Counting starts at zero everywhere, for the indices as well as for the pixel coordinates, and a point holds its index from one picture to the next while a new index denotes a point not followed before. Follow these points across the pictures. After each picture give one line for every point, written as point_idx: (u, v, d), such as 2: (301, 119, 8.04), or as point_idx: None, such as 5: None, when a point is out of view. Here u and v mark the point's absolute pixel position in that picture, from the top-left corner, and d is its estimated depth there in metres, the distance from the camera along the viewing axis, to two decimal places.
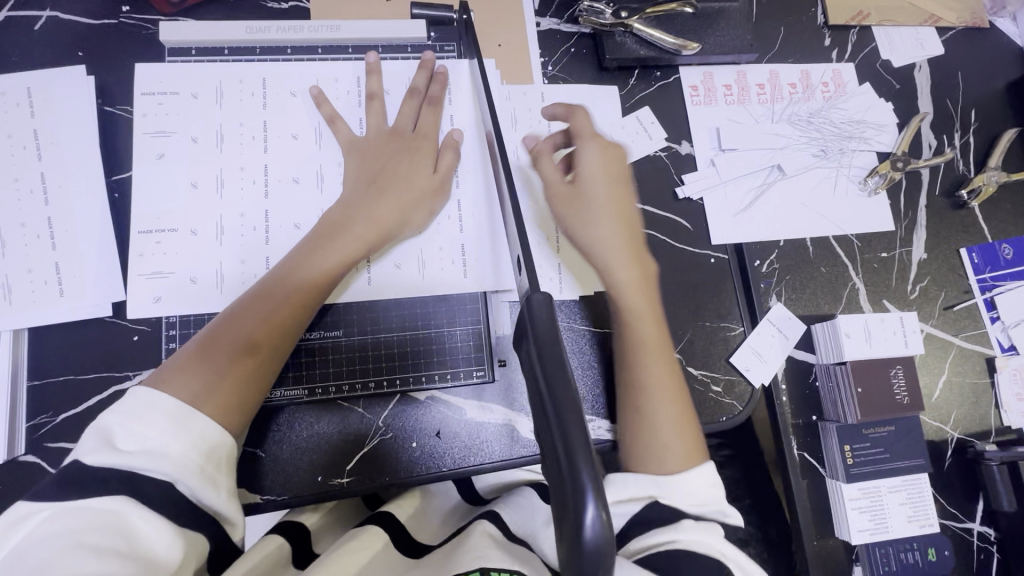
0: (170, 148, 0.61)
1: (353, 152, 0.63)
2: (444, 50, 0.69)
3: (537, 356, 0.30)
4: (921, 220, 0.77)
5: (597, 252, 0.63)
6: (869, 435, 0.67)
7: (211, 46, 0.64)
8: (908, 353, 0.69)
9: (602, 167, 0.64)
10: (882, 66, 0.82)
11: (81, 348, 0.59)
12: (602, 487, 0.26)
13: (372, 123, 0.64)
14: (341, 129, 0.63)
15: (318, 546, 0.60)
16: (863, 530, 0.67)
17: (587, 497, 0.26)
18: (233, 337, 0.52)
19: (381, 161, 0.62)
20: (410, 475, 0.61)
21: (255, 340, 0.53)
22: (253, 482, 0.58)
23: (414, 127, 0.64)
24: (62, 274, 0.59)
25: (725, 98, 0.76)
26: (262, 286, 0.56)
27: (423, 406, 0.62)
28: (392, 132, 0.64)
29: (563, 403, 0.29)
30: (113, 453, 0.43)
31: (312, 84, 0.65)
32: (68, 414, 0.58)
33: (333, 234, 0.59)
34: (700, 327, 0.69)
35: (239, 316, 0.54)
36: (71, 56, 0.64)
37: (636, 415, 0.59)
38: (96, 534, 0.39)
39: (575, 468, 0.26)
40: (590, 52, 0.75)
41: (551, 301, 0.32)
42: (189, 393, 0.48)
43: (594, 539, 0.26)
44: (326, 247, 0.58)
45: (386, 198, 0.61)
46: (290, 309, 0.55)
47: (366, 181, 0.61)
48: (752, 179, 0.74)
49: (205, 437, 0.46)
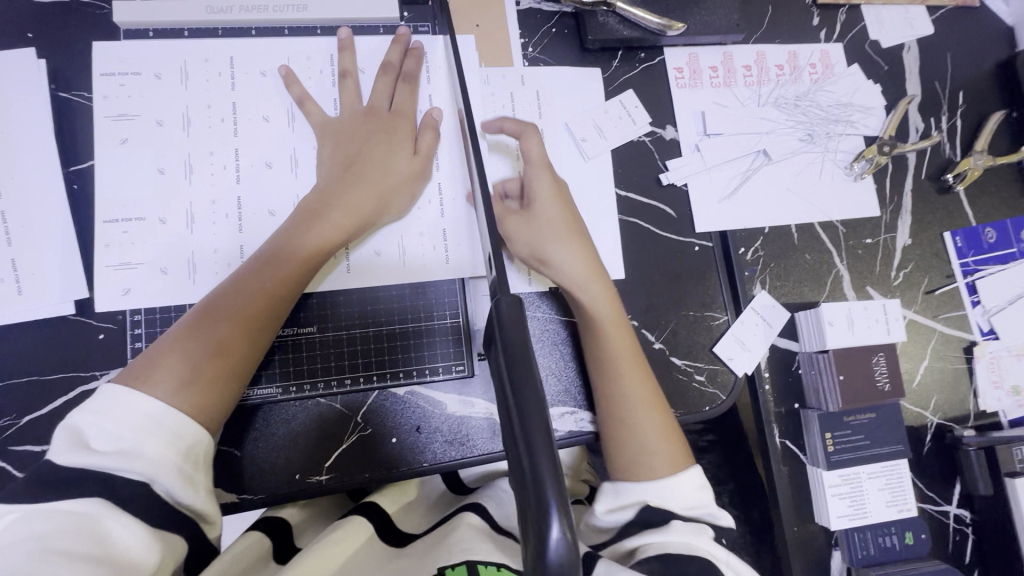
0: (134, 132, 0.58)
1: (328, 134, 0.60)
2: (419, 30, 0.66)
3: (506, 361, 0.29)
4: (907, 205, 0.76)
5: (569, 277, 0.60)
6: (850, 423, 0.68)
7: (171, 27, 0.60)
8: (890, 340, 0.69)
9: (555, 189, 0.62)
10: (871, 46, 0.80)
11: (42, 348, 0.57)
12: (566, 501, 0.25)
13: (347, 103, 0.61)
14: (313, 111, 0.60)
15: (299, 541, 0.59)
16: (842, 515, 0.67)
17: (552, 514, 0.25)
18: (208, 331, 0.50)
19: (358, 143, 0.59)
20: (391, 471, 0.60)
21: (231, 334, 0.50)
22: (229, 482, 0.57)
23: (389, 106, 0.62)
24: (20, 271, 0.56)
25: (711, 80, 0.74)
26: (236, 278, 0.53)
27: (402, 401, 0.61)
28: (367, 111, 0.61)
29: (530, 413, 0.27)
30: (88, 453, 0.41)
31: (282, 64, 0.61)
32: (32, 416, 0.56)
33: (309, 221, 0.55)
34: (684, 316, 0.68)
35: (214, 309, 0.51)
36: (20, 38, 0.60)
37: (622, 433, 0.58)
38: (64, 537, 0.38)
39: (540, 483, 0.26)
40: (572, 33, 0.72)
41: (520, 304, 0.31)
42: (167, 393, 0.45)
43: (558, 562, 0.25)
44: (301, 236, 0.55)
45: (363, 181, 0.58)
46: (266, 301, 0.53)
47: (342, 165, 0.58)
48: (737, 164, 0.72)
49: (181, 434, 0.44)
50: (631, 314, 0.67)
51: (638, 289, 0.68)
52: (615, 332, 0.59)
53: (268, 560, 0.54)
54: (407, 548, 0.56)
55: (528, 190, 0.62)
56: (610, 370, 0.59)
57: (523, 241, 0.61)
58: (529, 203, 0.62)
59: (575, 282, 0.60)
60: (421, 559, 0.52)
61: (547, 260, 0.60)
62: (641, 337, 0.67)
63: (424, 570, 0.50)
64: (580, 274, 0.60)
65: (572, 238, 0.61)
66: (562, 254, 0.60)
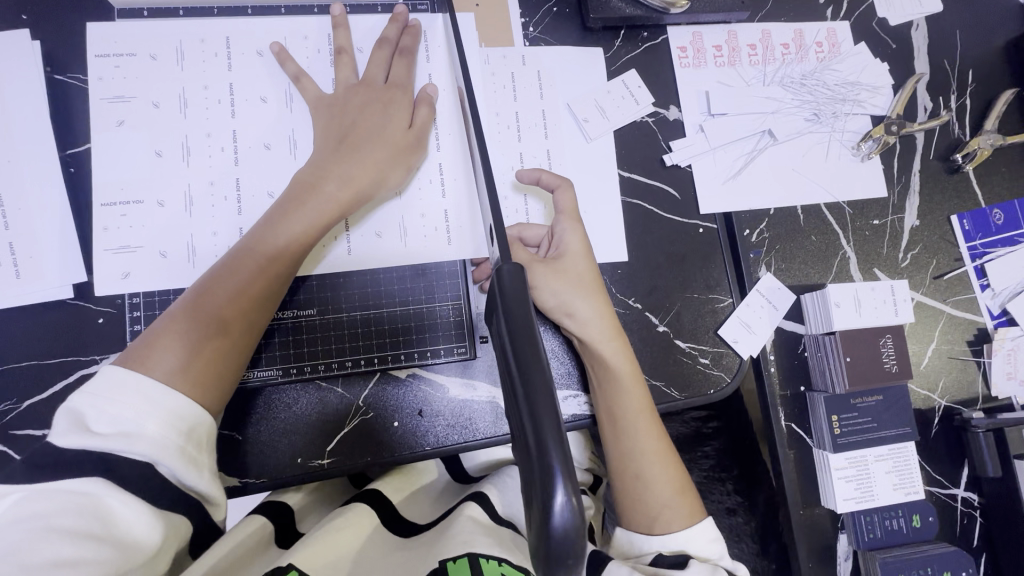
0: (131, 115, 0.58)
1: (323, 110, 0.59)
2: (418, 9, 0.65)
3: (506, 325, 0.29)
4: (915, 184, 0.75)
5: (593, 334, 0.58)
6: (857, 405, 0.67)
7: (165, 7, 0.59)
8: (898, 322, 0.68)
9: (583, 244, 0.60)
10: (879, 24, 0.78)
11: (41, 333, 0.56)
12: (570, 464, 0.25)
13: (342, 79, 0.60)
14: (308, 86, 0.59)
15: (302, 526, 0.59)
16: (848, 498, 0.66)
17: (555, 479, 0.25)
18: (204, 309, 0.49)
19: (354, 118, 0.58)
20: (393, 454, 0.59)
21: (229, 313, 0.50)
22: (232, 465, 0.56)
23: (385, 79, 0.61)
24: (18, 256, 0.56)
25: (715, 59, 0.73)
26: (232, 256, 0.52)
27: (405, 385, 0.61)
28: (361, 84, 0.60)
29: (531, 379, 0.27)
30: (88, 435, 0.41)
31: (273, 42, 0.60)
32: (32, 401, 0.56)
33: (303, 197, 0.54)
34: (688, 299, 0.67)
35: (212, 288, 0.50)
36: (14, 20, 0.59)
37: (635, 487, 0.58)
38: (66, 516, 0.38)
39: (543, 449, 0.25)
40: (574, 12, 0.71)
41: (521, 271, 0.31)
42: (165, 371, 0.45)
43: (562, 525, 0.25)
44: (295, 212, 0.54)
45: (357, 154, 0.57)
46: (263, 278, 0.52)
47: (338, 138, 0.58)
48: (742, 145, 0.71)
49: (183, 416, 0.44)
50: (635, 297, 0.66)
51: (642, 272, 0.67)
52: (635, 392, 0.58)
53: (269, 543, 0.54)
54: (411, 540, 0.56)
55: (555, 242, 0.60)
56: (626, 422, 0.58)
57: (551, 296, 0.58)
58: (556, 256, 0.60)
59: (598, 337, 0.58)
60: (424, 553, 0.52)
61: (575, 316, 0.58)
62: (646, 320, 0.66)
63: (429, 561, 0.50)
64: (605, 332, 0.58)
65: (599, 293, 0.59)
66: (587, 312, 0.58)
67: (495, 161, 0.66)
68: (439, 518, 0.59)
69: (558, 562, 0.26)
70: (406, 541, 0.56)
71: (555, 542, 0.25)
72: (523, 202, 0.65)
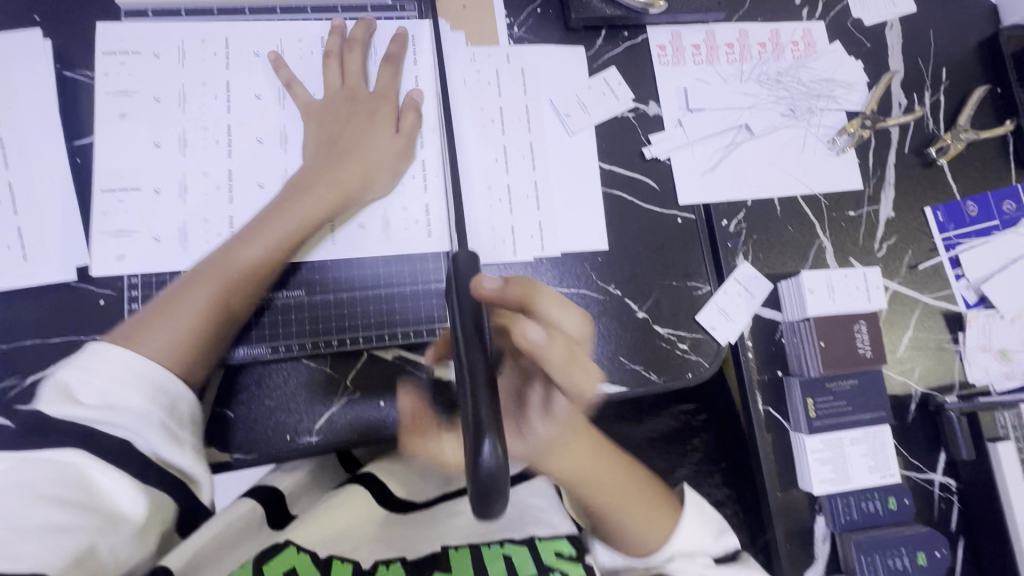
0: (131, 105, 0.61)
1: (313, 115, 0.63)
2: (405, 9, 0.68)
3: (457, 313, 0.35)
4: (890, 177, 0.78)
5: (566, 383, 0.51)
6: (832, 389, 0.68)
7: (168, 7, 0.63)
8: (871, 308, 0.70)
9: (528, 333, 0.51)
10: (853, 24, 0.81)
11: (45, 312, 0.59)
12: (498, 422, 0.30)
13: (330, 84, 0.64)
14: (300, 93, 0.63)
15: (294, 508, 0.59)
16: (824, 480, 0.67)
17: (486, 432, 0.30)
18: (192, 300, 0.54)
19: (341, 124, 0.63)
20: (379, 433, 0.62)
21: (216, 303, 0.55)
22: (224, 441, 0.59)
23: (371, 88, 0.65)
24: (25, 240, 0.59)
25: (694, 57, 0.76)
26: (207, 266, 0.57)
27: (391, 366, 0.63)
28: (348, 93, 0.64)
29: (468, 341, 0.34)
30: (75, 406, 0.43)
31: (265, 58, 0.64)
32: (35, 378, 0.58)
33: (293, 202, 0.60)
34: (667, 286, 0.70)
35: (201, 282, 0.56)
36: (27, 21, 0.63)
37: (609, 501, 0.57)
38: (54, 485, 0.41)
39: (478, 403, 0.31)
40: (556, 12, 0.74)
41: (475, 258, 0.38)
42: (151, 352, 0.50)
43: (491, 464, 0.29)
44: (285, 215, 0.59)
45: (345, 160, 0.61)
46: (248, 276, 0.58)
47: (327, 147, 0.62)
48: (719, 139, 0.74)
49: (166, 390, 0.47)
50: (615, 283, 0.69)
51: (622, 260, 0.70)
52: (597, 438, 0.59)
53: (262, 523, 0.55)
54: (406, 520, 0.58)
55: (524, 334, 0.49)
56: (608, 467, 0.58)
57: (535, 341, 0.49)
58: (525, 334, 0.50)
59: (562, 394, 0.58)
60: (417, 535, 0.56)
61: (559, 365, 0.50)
62: (625, 305, 0.68)
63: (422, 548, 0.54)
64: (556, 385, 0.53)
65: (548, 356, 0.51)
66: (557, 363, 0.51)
67: (478, 154, 0.69)
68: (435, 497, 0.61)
69: (489, 495, 0.30)
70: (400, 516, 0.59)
71: (488, 488, 0.29)
72: (505, 190, 0.69)
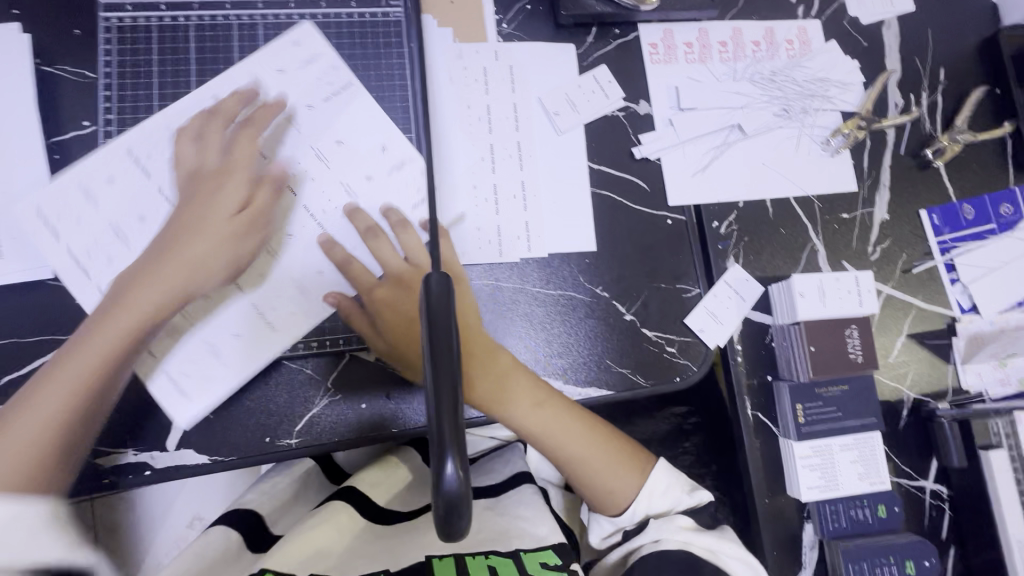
0: (120, 116, 0.61)
1: (191, 182, 0.59)
2: (390, 5, 0.67)
3: (426, 323, 0.32)
4: (886, 179, 0.76)
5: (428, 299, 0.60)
6: (822, 395, 0.67)
7: (149, 2, 0.63)
8: (863, 313, 0.69)
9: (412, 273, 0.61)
10: (850, 23, 0.80)
11: (21, 309, 0.58)
12: (462, 445, 0.28)
13: (207, 153, 0.60)
14: (183, 156, 0.60)
15: (275, 528, 0.60)
16: (813, 487, 0.66)
17: (447, 454, 0.28)
18: (39, 412, 0.51)
19: (237, 219, 0.58)
20: (360, 436, 0.61)
21: (63, 411, 0.51)
22: (203, 443, 0.58)
23: (223, 157, 0.60)
24: (1, 236, 0.59)
25: (686, 56, 0.75)
26: (114, 303, 0.54)
27: (372, 367, 0.62)
28: (215, 169, 0.59)
29: (438, 360, 0.31)
30: None
31: (250, 79, 0.62)
32: (11, 376, 0.58)
33: (104, 315, 0.54)
34: (656, 288, 0.69)
35: (37, 395, 0.51)
36: (6, 14, 0.62)
37: (574, 470, 0.62)
38: None
39: (441, 427, 0.29)
40: (546, 9, 0.73)
41: (446, 279, 0.33)
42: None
43: (450, 488, 0.28)
44: (93, 334, 0.53)
45: (181, 249, 0.56)
46: (96, 373, 0.53)
47: (168, 228, 0.57)
48: (711, 139, 0.73)
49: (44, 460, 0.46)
50: (602, 285, 0.68)
51: (610, 261, 0.68)
52: (541, 412, 0.60)
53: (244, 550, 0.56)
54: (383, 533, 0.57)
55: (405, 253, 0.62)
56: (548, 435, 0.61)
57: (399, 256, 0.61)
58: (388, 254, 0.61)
59: (477, 374, 0.59)
60: (394, 546, 0.55)
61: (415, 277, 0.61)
62: (614, 307, 0.67)
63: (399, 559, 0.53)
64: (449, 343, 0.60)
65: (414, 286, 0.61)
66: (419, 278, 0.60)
67: (463, 153, 0.67)
68: (415, 508, 0.61)
69: (451, 519, 0.29)
70: (381, 527, 0.58)
71: (448, 510, 0.28)
72: (492, 190, 0.67)
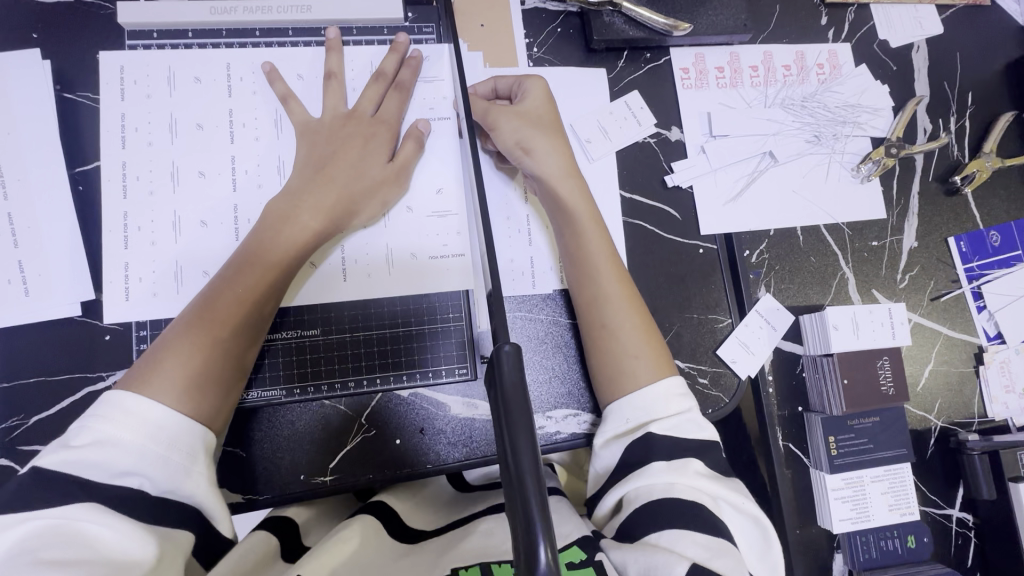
0: (170, 106, 0.59)
1: (308, 135, 0.59)
2: (422, 32, 0.66)
3: (500, 399, 0.31)
4: (914, 207, 0.76)
5: (551, 171, 0.62)
6: (854, 426, 0.68)
7: (173, 28, 0.61)
8: (895, 344, 0.69)
9: (546, 99, 0.64)
10: (880, 46, 0.79)
11: (49, 348, 0.57)
12: (552, 530, 0.28)
13: (331, 103, 0.60)
14: (296, 109, 0.60)
15: (307, 539, 0.57)
16: (844, 518, 0.67)
17: (537, 540, 0.27)
18: (203, 329, 0.50)
19: (388, 167, 0.60)
20: (396, 472, 0.60)
21: (228, 323, 0.51)
22: (237, 483, 0.57)
23: (374, 111, 0.61)
24: (27, 274, 0.57)
25: (717, 80, 0.74)
26: (263, 223, 0.55)
27: (407, 403, 0.61)
28: (350, 115, 0.60)
29: (519, 436, 0.30)
30: (66, 450, 0.43)
31: (280, 96, 0.60)
32: (39, 417, 0.56)
33: (278, 225, 0.55)
34: (688, 319, 0.67)
35: (213, 294, 0.52)
36: (25, 39, 0.60)
37: (604, 339, 0.59)
38: (53, 548, 0.39)
39: (527, 512, 0.28)
40: (578, 32, 0.71)
41: (519, 353, 0.32)
42: (160, 395, 0.46)
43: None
44: (274, 235, 0.55)
45: (329, 186, 0.57)
46: (255, 289, 0.53)
47: (314, 167, 0.58)
48: (744, 166, 0.72)
49: (164, 427, 0.45)
50: None
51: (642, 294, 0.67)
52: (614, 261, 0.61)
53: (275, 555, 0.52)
54: (421, 545, 0.55)
55: (520, 93, 0.64)
56: (592, 269, 0.60)
57: (530, 94, 0.64)
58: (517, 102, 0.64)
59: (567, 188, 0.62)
60: (431, 560, 0.51)
61: (530, 105, 0.63)
62: None
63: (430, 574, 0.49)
64: (558, 164, 0.62)
65: (541, 129, 0.63)
66: (539, 106, 0.63)
67: (492, 184, 0.67)
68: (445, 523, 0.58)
69: None
70: (415, 547, 0.55)
71: None
72: (524, 219, 0.67)
